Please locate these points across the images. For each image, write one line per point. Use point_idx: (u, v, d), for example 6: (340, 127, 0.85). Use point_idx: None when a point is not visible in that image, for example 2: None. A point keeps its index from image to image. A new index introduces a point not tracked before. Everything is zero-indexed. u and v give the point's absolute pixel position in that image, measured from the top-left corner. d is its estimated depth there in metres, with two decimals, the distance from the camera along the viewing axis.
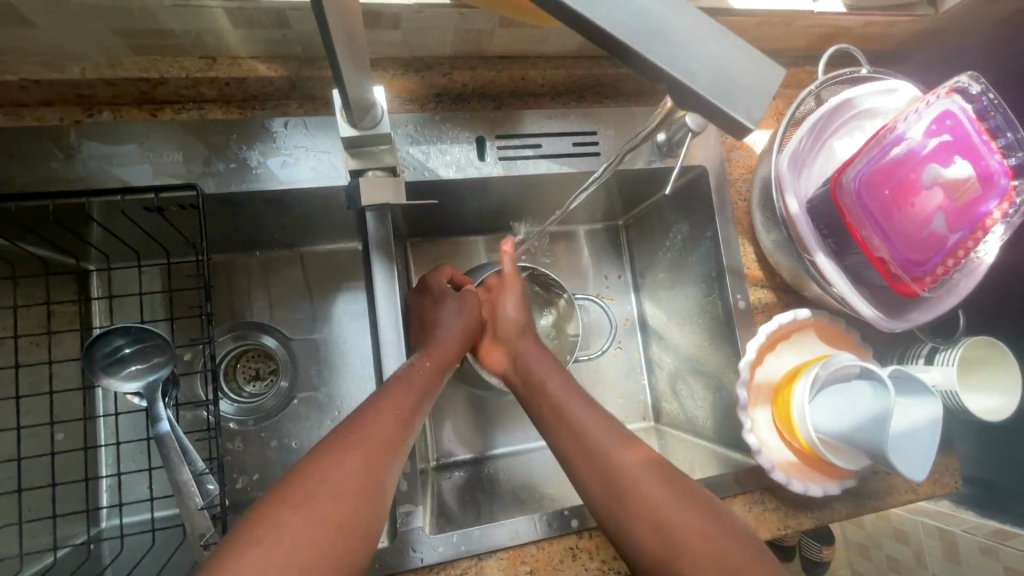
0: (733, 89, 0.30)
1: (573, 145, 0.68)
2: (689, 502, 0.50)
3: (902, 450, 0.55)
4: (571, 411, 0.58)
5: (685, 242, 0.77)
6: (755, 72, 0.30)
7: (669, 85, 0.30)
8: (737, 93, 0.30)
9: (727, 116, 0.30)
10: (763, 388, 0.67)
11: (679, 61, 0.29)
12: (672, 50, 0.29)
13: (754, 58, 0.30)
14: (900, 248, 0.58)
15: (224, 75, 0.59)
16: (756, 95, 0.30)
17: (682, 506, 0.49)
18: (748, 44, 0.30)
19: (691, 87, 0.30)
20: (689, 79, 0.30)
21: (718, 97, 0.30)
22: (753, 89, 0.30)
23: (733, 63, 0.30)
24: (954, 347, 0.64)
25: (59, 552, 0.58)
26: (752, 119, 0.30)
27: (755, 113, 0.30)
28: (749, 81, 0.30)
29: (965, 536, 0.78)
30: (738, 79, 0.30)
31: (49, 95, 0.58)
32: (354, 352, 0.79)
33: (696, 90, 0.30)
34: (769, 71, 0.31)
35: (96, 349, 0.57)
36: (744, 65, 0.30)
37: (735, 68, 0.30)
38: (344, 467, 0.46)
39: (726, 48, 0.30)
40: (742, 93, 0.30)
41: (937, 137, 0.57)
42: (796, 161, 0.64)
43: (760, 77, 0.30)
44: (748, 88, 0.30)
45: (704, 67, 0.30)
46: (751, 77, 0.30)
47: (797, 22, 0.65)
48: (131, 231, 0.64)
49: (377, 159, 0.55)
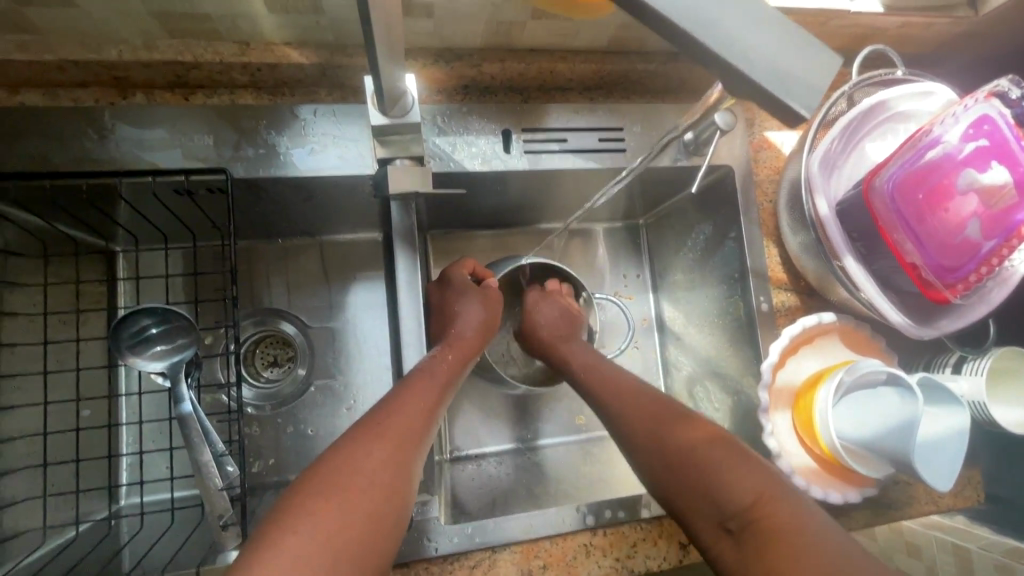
0: (791, 79, 0.30)
1: (599, 140, 0.68)
2: (678, 429, 0.53)
3: (927, 458, 0.55)
4: (588, 370, 0.66)
5: (707, 243, 0.76)
6: (813, 65, 0.30)
7: (723, 72, 0.30)
8: (793, 82, 0.30)
9: (783, 104, 0.30)
10: (784, 392, 0.66)
11: (738, 48, 0.29)
12: (730, 35, 0.29)
13: (813, 46, 0.30)
14: (932, 253, 0.57)
15: (257, 60, 0.59)
16: (813, 85, 0.30)
17: (670, 434, 0.52)
18: (806, 34, 0.30)
19: (748, 76, 0.30)
20: (745, 63, 0.29)
21: (776, 86, 0.30)
22: (808, 82, 0.30)
23: (788, 50, 0.30)
24: (983, 357, 0.62)
25: (81, 527, 0.59)
26: (808, 107, 0.30)
27: (812, 102, 0.30)
28: (808, 74, 0.30)
29: (982, 553, 0.70)
30: (795, 73, 0.30)
31: (86, 76, 0.58)
32: (370, 341, 0.79)
33: (754, 80, 0.30)
34: (825, 61, 0.30)
35: (124, 327, 0.58)
36: (800, 53, 0.30)
37: (794, 55, 0.30)
38: (372, 459, 0.46)
39: (785, 38, 0.30)
40: (800, 83, 0.30)
41: (973, 142, 0.56)
42: (826, 162, 0.63)
43: (822, 69, 0.30)
44: (806, 78, 0.30)
45: (762, 54, 0.29)
46: (811, 68, 0.30)
47: (833, 22, 0.64)
48: (159, 214, 0.65)
49: (406, 148, 0.55)
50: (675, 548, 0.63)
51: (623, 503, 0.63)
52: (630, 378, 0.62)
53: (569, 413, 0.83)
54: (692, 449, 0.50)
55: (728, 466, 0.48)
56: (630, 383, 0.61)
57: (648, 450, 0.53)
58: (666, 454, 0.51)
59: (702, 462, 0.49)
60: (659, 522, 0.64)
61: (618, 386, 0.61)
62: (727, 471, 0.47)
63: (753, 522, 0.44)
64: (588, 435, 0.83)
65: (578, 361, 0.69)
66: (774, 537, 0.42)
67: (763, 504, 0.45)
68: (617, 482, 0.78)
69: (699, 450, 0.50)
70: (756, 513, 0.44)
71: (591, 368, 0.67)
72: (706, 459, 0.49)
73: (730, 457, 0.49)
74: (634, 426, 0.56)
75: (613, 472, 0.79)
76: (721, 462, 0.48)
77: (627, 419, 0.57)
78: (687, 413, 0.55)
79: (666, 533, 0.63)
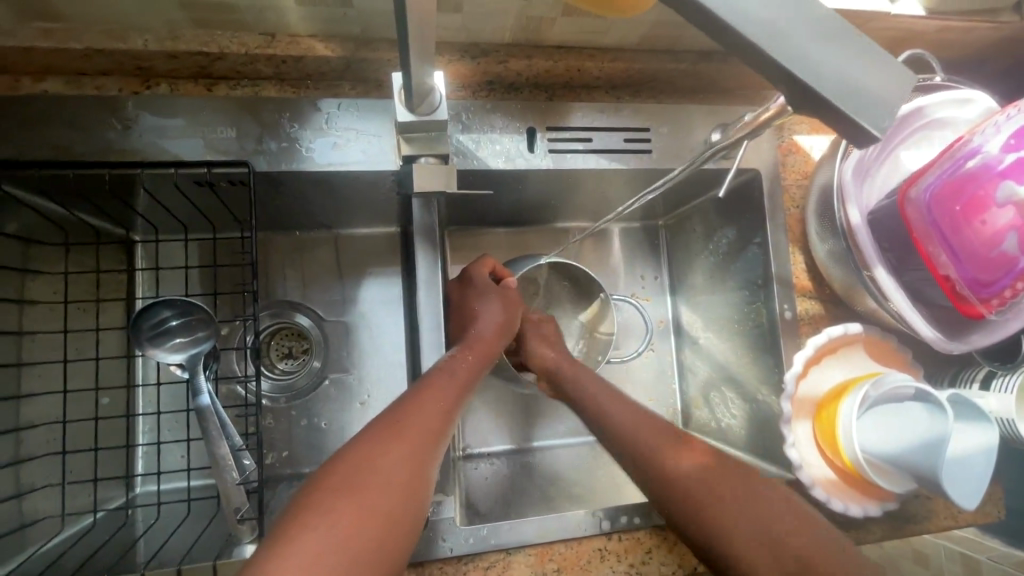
0: (860, 94, 0.29)
1: (625, 141, 0.66)
2: (672, 456, 0.53)
3: (955, 476, 0.54)
4: (580, 378, 0.67)
5: (730, 247, 0.75)
6: (886, 79, 0.29)
7: (789, 85, 0.29)
8: (863, 99, 0.29)
9: (852, 123, 0.29)
10: (807, 403, 0.65)
11: (806, 62, 0.28)
12: (797, 47, 0.28)
13: (886, 62, 0.29)
14: (967, 267, 0.55)
15: (282, 53, 0.58)
16: (886, 106, 0.29)
17: (650, 445, 0.55)
18: (880, 48, 0.29)
19: (816, 90, 0.29)
20: (815, 79, 0.28)
21: (848, 104, 0.29)
22: (879, 97, 0.29)
23: (860, 64, 0.29)
24: (1013, 374, 0.61)
25: (98, 514, 0.60)
26: (877, 125, 0.29)
27: (882, 120, 0.29)
28: (879, 88, 0.29)
29: (989, 563, 0.71)
30: (865, 87, 0.29)
31: (110, 65, 0.58)
32: (385, 336, 0.79)
33: (823, 94, 0.29)
34: (898, 76, 0.29)
35: (144, 319, 0.58)
36: (870, 66, 0.29)
37: (866, 69, 0.29)
38: (391, 460, 0.45)
39: (858, 51, 0.29)
40: (868, 102, 0.29)
41: (1015, 153, 0.54)
42: (859, 169, 0.61)
43: (894, 89, 0.29)
44: (876, 94, 0.29)
45: (830, 68, 0.29)
46: (885, 88, 0.29)
47: (871, 25, 0.62)
48: (179, 204, 0.64)
49: (430, 146, 0.54)
50: (689, 555, 0.62)
51: (639, 509, 0.62)
52: (624, 397, 0.63)
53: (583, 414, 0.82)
54: (683, 469, 0.51)
55: (744, 496, 0.48)
56: (611, 397, 0.63)
57: (641, 468, 0.54)
58: (652, 461, 0.53)
59: (713, 494, 0.49)
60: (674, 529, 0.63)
61: (609, 399, 0.62)
62: (752, 502, 0.48)
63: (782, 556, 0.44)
64: None
65: (587, 394, 0.65)
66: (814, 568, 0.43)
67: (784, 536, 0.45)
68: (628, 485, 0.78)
69: (708, 479, 0.50)
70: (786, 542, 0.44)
71: (582, 377, 0.67)
72: (715, 490, 0.49)
73: (736, 488, 0.49)
74: (631, 444, 0.56)
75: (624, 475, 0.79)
76: (729, 495, 0.48)
77: (618, 431, 0.58)
78: (675, 438, 0.55)
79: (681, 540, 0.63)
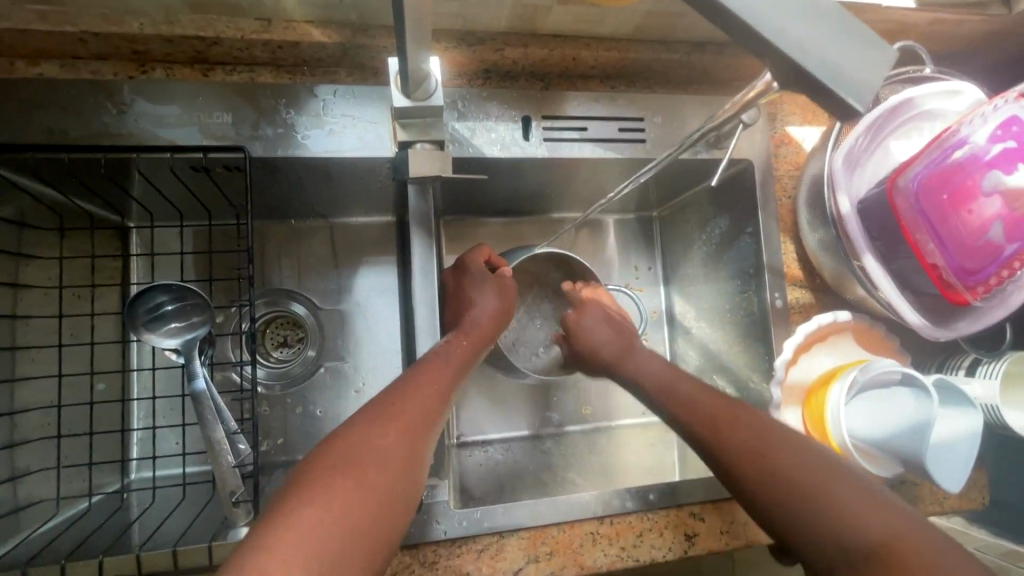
0: (844, 73, 0.30)
1: (619, 130, 0.67)
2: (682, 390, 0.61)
3: (938, 459, 0.55)
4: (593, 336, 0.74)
5: (723, 237, 0.76)
6: (867, 57, 0.30)
7: (777, 61, 0.30)
8: (844, 74, 0.30)
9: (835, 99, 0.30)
10: (796, 390, 0.66)
11: (795, 40, 0.29)
12: (786, 28, 0.29)
13: (868, 40, 0.30)
14: (953, 255, 0.56)
15: (279, 38, 0.59)
16: (866, 83, 0.30)
17: (692, 403, 0.58)
18: (861, 25, 0.30)
19: (801, 66, 0.30)
20: (802, 57, 0.29)
21: (830, 80, 0.30)
22: (860, 74, 0.30)
23: (840, 41, 0.30)
24: (997, 361, 0.62)
25: (93, 498, 0.61)
26: (860, 101, 0.30)
27: (863, 96, 0.30)
28: (860, 65, 0.30)
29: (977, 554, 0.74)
30: (848, 65, 0.30)
31: (106, 49, 0.58)
32: (379, 323, 0.79)
33: (808, 72, 0.30)
34: (878, 55, 0.30)
35: (140, 302, 0.58)
36: (851, 42, 0.30)
37: (846, 46, 0.30)
38: (387, 441, 0.46)
39: (839, 28, 0.30)
40: (850, 79, 0.30)
41: (1001, 144, 0.55)
42: (850, 159, 0.62)
43: (875, 69, 0.30)
44: (857, 71, 0.30)
45: (816, 47, 0.29)
46: (867, 65, 0.30)
47: (863, 16, 0.62)
48: (175, 189, 0.64)
49: (426, 132, 0.55)
50: (680, 539, 0.63)
51: (632, 493, 0.63)
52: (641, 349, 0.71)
53: (577, 403, 0.83)
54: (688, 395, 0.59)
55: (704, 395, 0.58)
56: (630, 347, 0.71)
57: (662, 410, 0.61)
58: (692, 422, 0.56)
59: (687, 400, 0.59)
60: (666, 513, 0.64)
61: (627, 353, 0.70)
62: (790, 455, 0.48)
63: (715, 427, 0.53)
64: (595, 425, 0.83)
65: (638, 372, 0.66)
66: (736, 434, 0.52)
67: (722, 416, 0.54)
68: (616, 473, 0.79)
69: (705, 401, 0.57)
70: (718, 418, 0.54)
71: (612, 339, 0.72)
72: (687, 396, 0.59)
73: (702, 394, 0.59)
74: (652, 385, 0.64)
75: (613, 463, 0.80)
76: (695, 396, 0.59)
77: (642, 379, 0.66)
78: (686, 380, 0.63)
79: (673, 524, 0.64)
